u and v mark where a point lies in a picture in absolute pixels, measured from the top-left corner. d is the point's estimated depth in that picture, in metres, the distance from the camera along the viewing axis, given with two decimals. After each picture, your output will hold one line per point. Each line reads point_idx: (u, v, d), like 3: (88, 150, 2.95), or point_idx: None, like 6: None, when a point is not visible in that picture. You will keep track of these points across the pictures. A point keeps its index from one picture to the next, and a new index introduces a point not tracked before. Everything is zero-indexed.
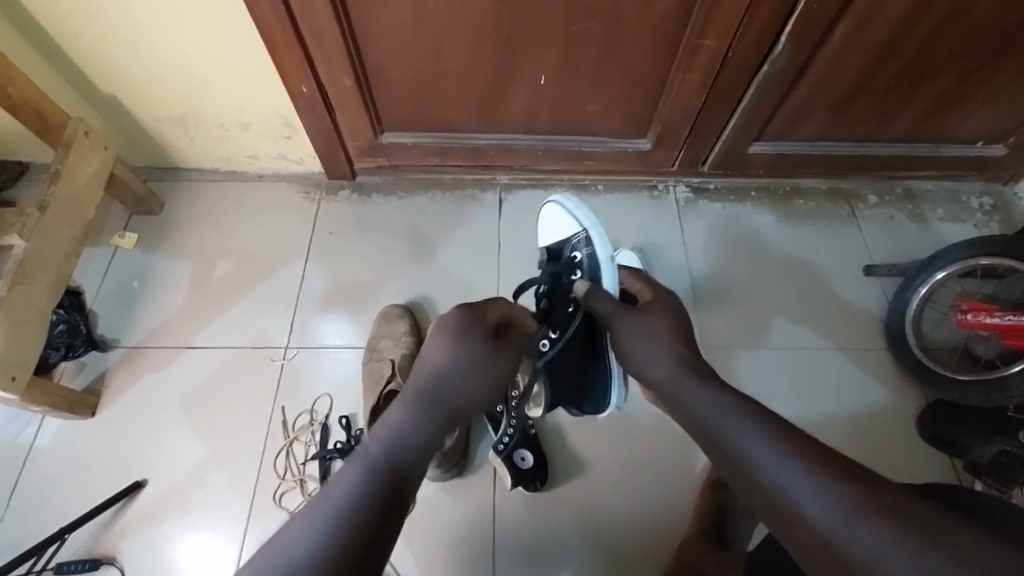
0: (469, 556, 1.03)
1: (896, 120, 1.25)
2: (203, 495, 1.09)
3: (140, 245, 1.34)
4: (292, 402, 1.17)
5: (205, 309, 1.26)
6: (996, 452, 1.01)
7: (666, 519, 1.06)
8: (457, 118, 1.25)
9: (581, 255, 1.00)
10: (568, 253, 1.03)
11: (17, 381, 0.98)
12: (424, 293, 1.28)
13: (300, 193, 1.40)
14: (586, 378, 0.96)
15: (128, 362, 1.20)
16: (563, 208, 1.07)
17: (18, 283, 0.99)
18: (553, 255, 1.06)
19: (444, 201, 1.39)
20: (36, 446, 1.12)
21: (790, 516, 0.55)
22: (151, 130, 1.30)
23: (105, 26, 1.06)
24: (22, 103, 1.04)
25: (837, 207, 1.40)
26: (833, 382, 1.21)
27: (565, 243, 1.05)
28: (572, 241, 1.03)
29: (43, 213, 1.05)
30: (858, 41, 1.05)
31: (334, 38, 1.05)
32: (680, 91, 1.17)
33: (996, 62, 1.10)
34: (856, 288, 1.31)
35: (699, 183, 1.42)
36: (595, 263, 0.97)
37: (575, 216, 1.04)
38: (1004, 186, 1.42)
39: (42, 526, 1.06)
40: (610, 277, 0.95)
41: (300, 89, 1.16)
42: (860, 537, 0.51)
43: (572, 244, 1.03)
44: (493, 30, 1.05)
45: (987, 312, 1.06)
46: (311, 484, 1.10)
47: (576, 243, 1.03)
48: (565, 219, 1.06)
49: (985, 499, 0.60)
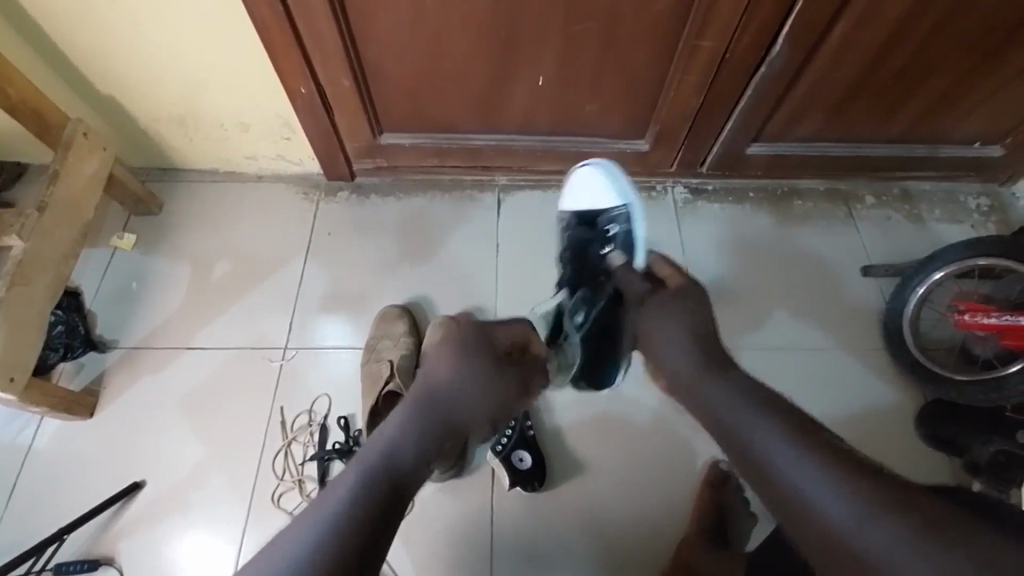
0: (469, 558, 1.03)
1: (893, 121, 1.25)
2: (202, 496, 1.08)
3: (139, 246, 1.34)
4: (290, 403, 1.17)
5: (204, 310, 1.26)
6: (993, 452, 1.03)
7: (665, 520, 1.06)
8: (455, 119, 1.25)
9: (617, 229, 0.97)
10: (604, 225, 0.99)
11: (15, 382, 0.98)
12: (423, 294, 1.28)
13: (298, 194, 1.40)
14: (601, 360, 0.93)
15: (126, 363, 1.20)
16: (597, 176, 1.03)
17: (17, 283, 1.00)
18: (585, 222, 1.02)
19: (443, 202, 1.39)
20: (34, 447, 1.12)
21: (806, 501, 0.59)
22: (150, 131, 1.30)
23: (104, 27, 1.06)
24: (21, 104, 1.04)
25: (835, 208, 1.41)
26: (831, 383, 1.21)
27: (601, 212, 1.00)
28: (610, 214, 0.98)
29: (42, 213, 1.05)
30: (856, 42, 1.06)
31: (332, 39, 1.05)
32: (679, 92, 1.17)
33: (993, 62, 1.10)
34: (854, 288, 1.31)
35: (697, 183, 1.42)
36: (630, 242, 0.94)
37: (618, 188, 1.00)
38: (1001, 187, 1.42)
39: (40, 527, 1.06)
40: (643, 255, 0.92)
41: (299, 90, 1.16)
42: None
43: (609, 216, 0.99)
44: (491, 32, 1.05)
45: (984, 313, 1.07)
46: (309, 485, 1.10)
47: (613, 217, 0.98)
48: (601, 188, 1.01)
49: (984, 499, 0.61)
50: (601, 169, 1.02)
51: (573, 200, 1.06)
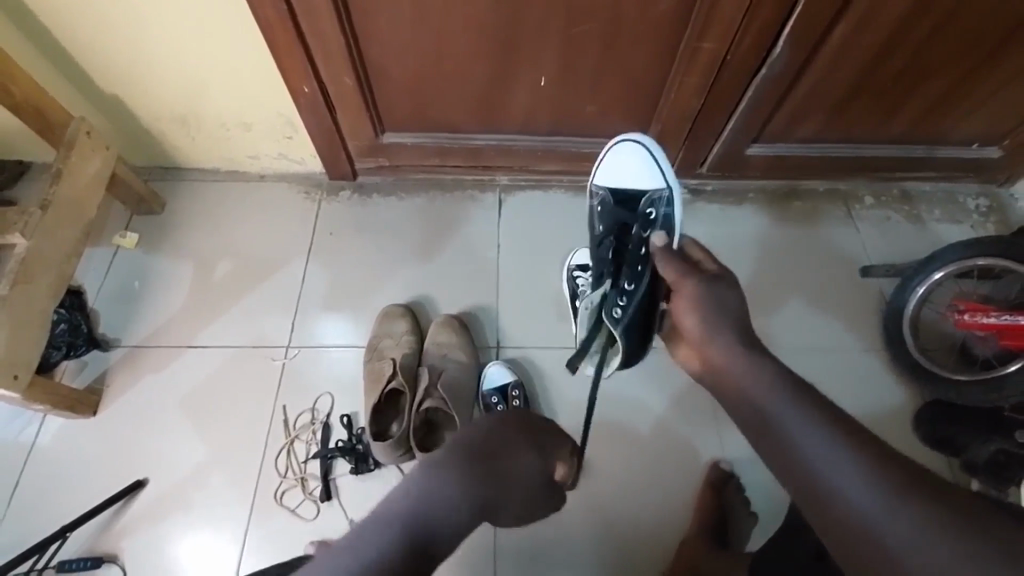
0: (471, 556, 1.04)
1: (893, 122, 1.25)
2: (205, 495, 1.09)
3: (141, 245, 1.34)
4: (292, 402, 1.17)
5: (206, 309, 1.26)
6: (993, 451, 1.05)
7: (666, 519, 1.07)
8: (457, 118, 1.25)
9: (658, 214, 1.00)
10: (643, 206, 1.01)
11: (18, 380, 0.98)
12: (424, 293, 1.29)
13: (300, 193, 1.41)
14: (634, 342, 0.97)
15: (129, 361, 1.21)
16: (637, 154, 1.05)
17: (20, 282, 1.00)
18: (622, 201, 1.03)
19: (444, 202, 1.39)
20: (37, 445, 1.13)
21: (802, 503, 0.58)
22: (153, 130, 1.31)
23: (108, 27, 1.07)
24: (24, 101, 1.04)
25: (835, 208, 1.41)
26: (832, 383, 1.21)
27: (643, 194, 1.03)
28: (652, 196, 1.01)
29: (45, 212, 1.05)
30: (856, 43, 1.06)
31: (335, 39, 1.06)
32: (679, 92, 1.18)
33: (992, 63, 1.11)
34: (854, 288, 1.32)
35: (698, 184, 1.43)
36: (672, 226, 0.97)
37: (661, 172, 1.03)
38: (1000, 188, 1.43)
39: (43, 525, 1.06)
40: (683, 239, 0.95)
41: (301, 89, 1.16)
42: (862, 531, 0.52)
43: (650, 198, 1.02)
44: (493, 33, 1.06)
45: (983, 312, 1.08)
46: (312, 483, 1.10)
47: (655, 199, 1.01)
48: (643, 170, 1.04)
49: None
50: (645, 147, 1.04)
51: (607, 175, 1.06)
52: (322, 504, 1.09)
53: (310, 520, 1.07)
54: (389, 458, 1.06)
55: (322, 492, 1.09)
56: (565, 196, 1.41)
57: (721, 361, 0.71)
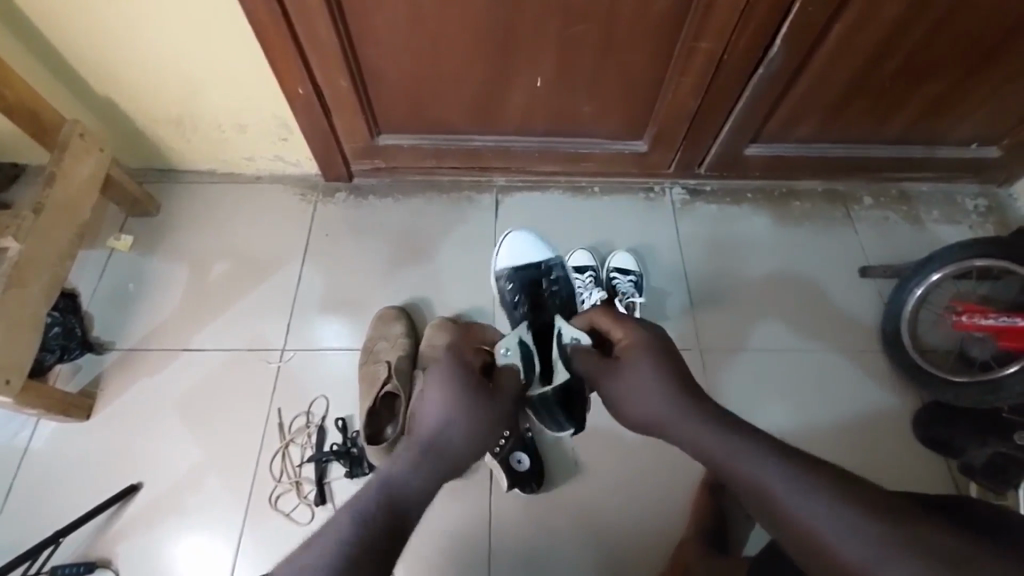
0: (466, 561, 1.03)
1: (890, 123, 1.25)
2: (199, 499, 1.08)
3: (135, 247, 1.33)
4: (287, 405, 1.17)
5: (201, 312, 1.26)
6: (990, 454, 1.04)
7: (664, 524, 1.06)
8: (452, 120, 1.25)
9: (560, 274, 1.22)
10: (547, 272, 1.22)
11: (11, 384, 0.97)
12: (421, 294, 1.28)
13: (296, 195, 1.40)
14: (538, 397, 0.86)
15: (124, 364, 1.20)
16: (522, 239, 1.25)
17: (14, 286, 0.99)
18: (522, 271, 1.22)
19: (441, 203, 1.39)
20: (30, 449, 1.12)
21: (766, 508, 0.58)
22: (147, 132, 1.30)
23: (99, 27, 1.06)
24: (18, 104, 1.04)
25: (833, 209, 1.41)
26: (831, 385, 1.20)
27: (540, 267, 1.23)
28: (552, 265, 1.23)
29: (38, 215, 1.05)
30: (854, 43, 1.05)
31: (329, 38, 1.05)
32: (677, 93, 1.17)
33: (990, 64, 1.11)
34: (853, 290, 1.31)
35: (695, 185, 1.42)
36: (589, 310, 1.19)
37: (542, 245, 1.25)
38: (999, 188, 1.43)
39: (34, 532, 1.05)
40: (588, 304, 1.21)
41: (297, 92, 1.16)
42: (846, 537, 0.52)
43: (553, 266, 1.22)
44: (489, 32, 1.05)
45: (982, 314, 1.08)
46: (306, 488, 1.10)
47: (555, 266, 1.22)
48: (529, 248, 1.25)
49: (997, 516, 0.61)
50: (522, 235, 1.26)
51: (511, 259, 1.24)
52: (316, 508, 1.08)
53: (304, 523, 1.07)
54: (383, 462, 1.05)
55: (316, 495, 1.08)
56: (562, 197, 1.40)
57: (668, 378, 0.71)
